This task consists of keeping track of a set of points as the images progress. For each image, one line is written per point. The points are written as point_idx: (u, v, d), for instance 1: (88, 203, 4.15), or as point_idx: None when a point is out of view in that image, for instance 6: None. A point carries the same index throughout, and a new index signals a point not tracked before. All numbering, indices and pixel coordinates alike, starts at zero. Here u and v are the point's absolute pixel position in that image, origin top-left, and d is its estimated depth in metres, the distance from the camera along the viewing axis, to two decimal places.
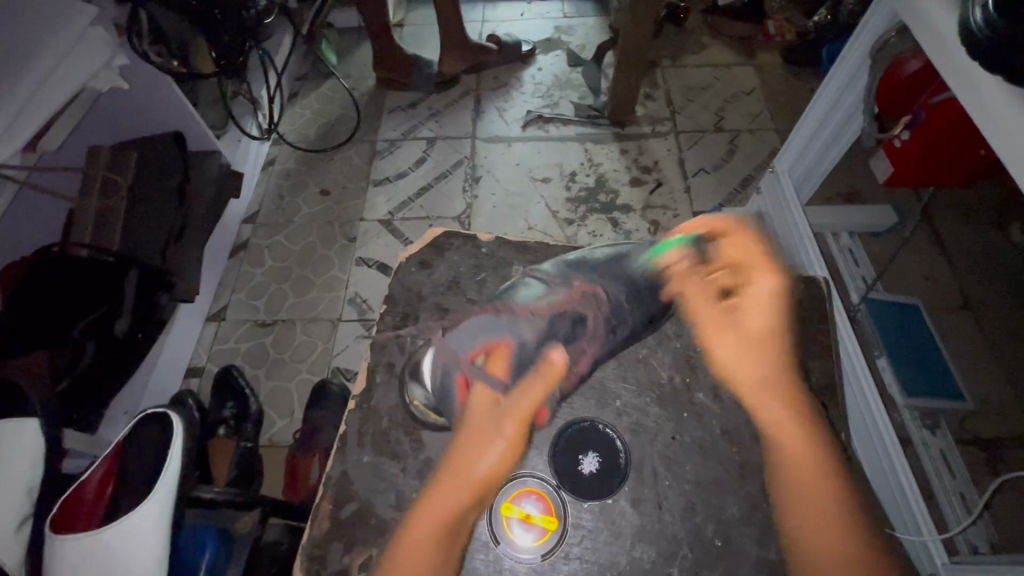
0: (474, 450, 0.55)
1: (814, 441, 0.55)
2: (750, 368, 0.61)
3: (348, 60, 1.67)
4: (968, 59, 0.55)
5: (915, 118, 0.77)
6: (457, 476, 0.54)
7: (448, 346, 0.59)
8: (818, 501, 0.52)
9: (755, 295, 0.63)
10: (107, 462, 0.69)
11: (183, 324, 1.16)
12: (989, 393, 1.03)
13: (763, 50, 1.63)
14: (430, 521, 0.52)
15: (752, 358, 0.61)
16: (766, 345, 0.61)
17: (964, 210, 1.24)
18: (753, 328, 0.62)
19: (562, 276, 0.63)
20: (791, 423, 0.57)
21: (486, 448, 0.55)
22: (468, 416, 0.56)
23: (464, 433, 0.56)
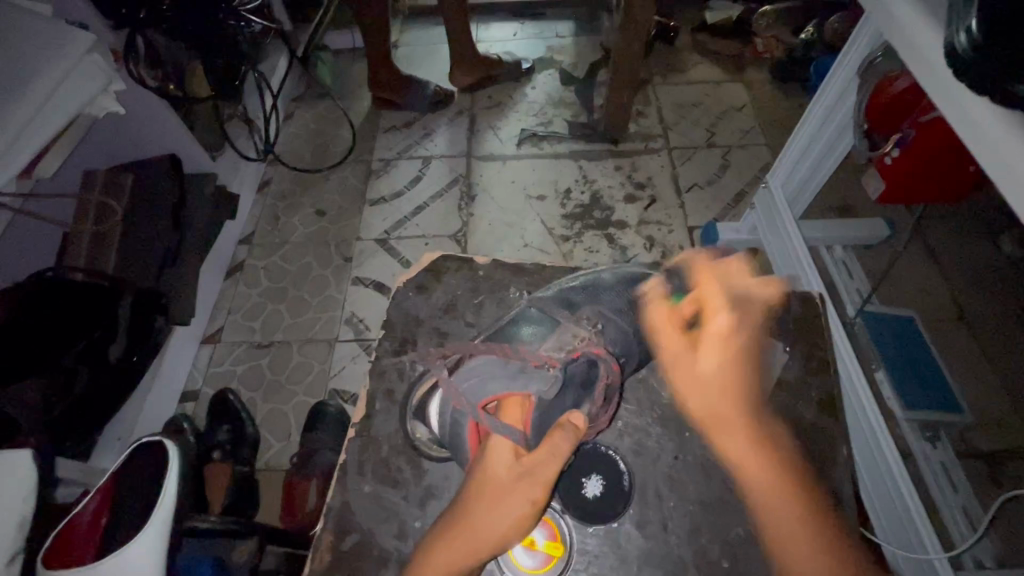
0: (480, 509, 0.46)
1: (785, 466, 0.51)
2: (711, 406, 0.54)
3: (342, 80, 1.69)
4: (951, 81, 0.56)
5: (904, 137, 0.80)
6: (463, 541, 0.45)
7: (457, 391, 0.51)
8: (798, 525, 0.48)
9: (721, 327, 0.56)
10: (101, 493, 0.68)
11: (178, 347, 1.15)
12: (987, 404, 1.04)
13: (751, 67, 1.67)
14: None
15: (713, 393, 0.54)
16: (729, 378, 0.55)
17: (954, 221, 1.26)
18: (712, 363, 0.55)
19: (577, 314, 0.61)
20: (757, 452, 0.52)
21: (501, 508, 0.45)
22: (479, 470, 0.48)
23: (473, 493, 0.47)
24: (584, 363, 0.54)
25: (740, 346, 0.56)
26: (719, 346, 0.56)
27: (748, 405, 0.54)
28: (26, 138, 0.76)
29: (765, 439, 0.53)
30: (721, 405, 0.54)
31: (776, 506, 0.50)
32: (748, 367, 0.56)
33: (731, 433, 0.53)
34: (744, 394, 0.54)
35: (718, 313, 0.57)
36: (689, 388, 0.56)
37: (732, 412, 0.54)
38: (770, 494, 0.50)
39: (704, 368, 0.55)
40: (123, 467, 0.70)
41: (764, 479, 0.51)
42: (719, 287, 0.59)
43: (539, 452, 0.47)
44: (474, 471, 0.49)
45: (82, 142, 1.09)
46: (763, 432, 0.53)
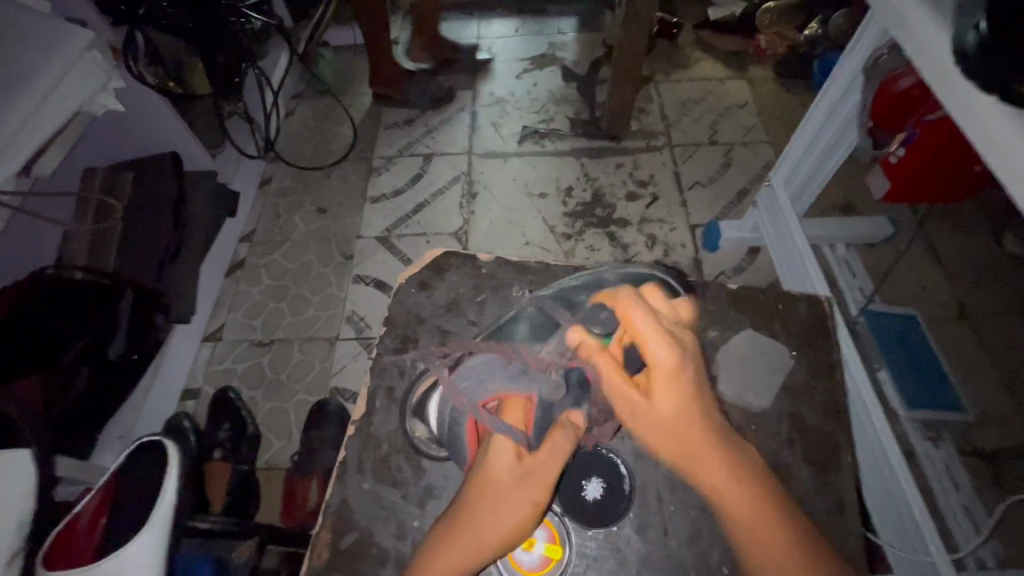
0: (482, 511, 0.46)
1: (767, 498, 0.47)
2: (674, 436, 0.49)
3: (344, 76, 1.68)
4: (958, 80, 0.56)
5: (909, 136, 0.79)
6: (466, 542, 0.46)
7: (459, 392, 0.53)
8: (781, 559, 0.44)
9: (658, 349, 0.51)
10: (100, 494, 0.68)
11: (178, 345, 1.15)
12: (990, 405, 1.03)
13: (755, 64, 1.65)
14: None
15: (674, 425, 0.49)
16: (688, 402, 0.50)
17: (959, 220, 1.25)
18: (668, 406, 0.49)
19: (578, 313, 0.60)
20: (735, 480, 0.47)
21: (502, 509, 0.46)
22: (479, 469, 0.49)
23: (474, 492, 0.48)
24: (587, 371, 0.53)
25: (690, 370, 0.51)
26: (665, 375, 0.50)
27: (709, 433, 0.49)
28: (23, 136, 0.76)
29: (744, 468, 0.48)
30: (682, 431, 0.48)
31: (758, 541, 0.45)
32: (701, 391, 0.51)
33: (699, 464, 0.48)
34: (704, 417, 0.49)
35: (638, 314, 0.52)
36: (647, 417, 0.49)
37: (701, 443, 0.48)
38: (751, 532, 0.45)
39: (659, 392, 0.50)
40: (123, 466, 0.70)
41: (743, 511, 0.46)
42: (638, 307, 0.53)
43: (543, 453, 0.49)
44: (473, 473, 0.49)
45: (81, 140, 1.09)
46: (737, 457, 0.48)
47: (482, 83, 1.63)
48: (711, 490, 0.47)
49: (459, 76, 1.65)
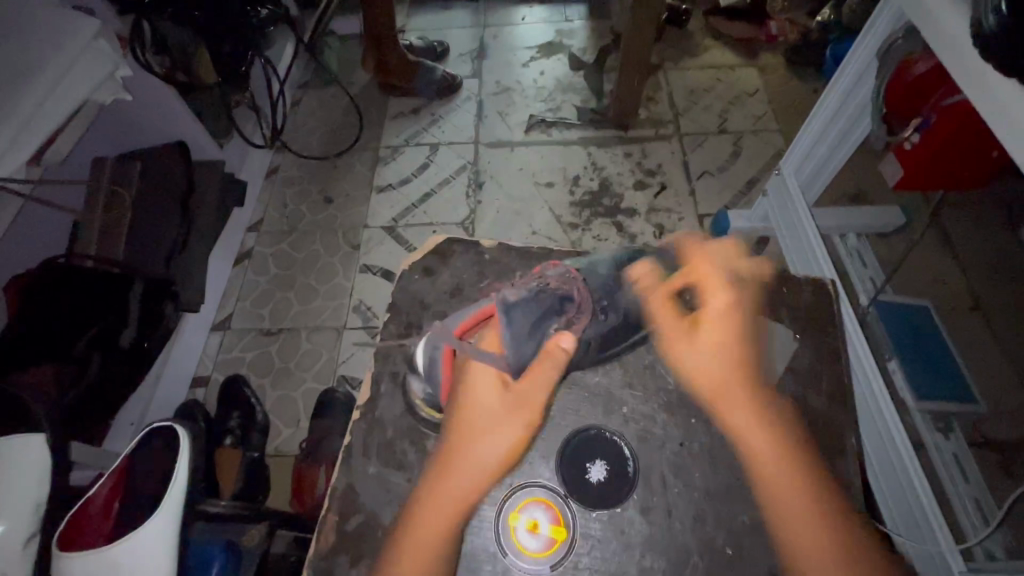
0: (478, 442, 0.55)
1: (784, 440, 0.56)
2: (721, 379, 0.58)
3: (349, 66, 1.67)
4: (978, 62, 0.54)
5: (925, 121, 0.77)
6: (468, 468, 0.54)
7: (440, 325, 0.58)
8: (790, 492, 0.53)
9: (721, 304, 0.61)
10: (114, 477, 0.69)
11: (188, 332, 1.16)
12: (1000, 396, 1.02)
13: (766, 51, 1.62)
14: (445, 514, 0.53)
15: (723, 369, 0.58)
16: (734, 355, 0.59)
17: (972, 211, 1.23)
18: (709, 343, 0.59)
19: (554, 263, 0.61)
20: (756, 417, 0.56)
21: (496, 427, 0.55)
22: (462, 387, 0.56)
23: (462, 408, 0.56)
24: (557, 293, 0.57)
25: (740, 320, 0.61)
26: (721, 319, 0.60)
27: (751, 384, 0.58)
28: (34, 125, 0.77)
29: (769, 408, 0.57)
30: (726, 378, 0.58)
31: (774, 472, 0.54)
32: (750, 345, 0.60)
33: (734, 408, 0.57)
34: (749, 367, 0.58)
35: (719, 292, 0.61)
36: (700, 364, 0.59)
37: (739, 385, 0.58)
38: (768, 464, 0.55)
39: (703, 353, 0.59)
40: (136, 453, 0.70)
41: (766, 450, 0.55)
42: (717, 268, 0.63)
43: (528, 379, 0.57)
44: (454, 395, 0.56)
45: (90, 128, 1.09)
46: (768, 404, 0.58)
47: (489, 72, 1.61)
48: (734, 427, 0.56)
49: (466, 65, 1.64)
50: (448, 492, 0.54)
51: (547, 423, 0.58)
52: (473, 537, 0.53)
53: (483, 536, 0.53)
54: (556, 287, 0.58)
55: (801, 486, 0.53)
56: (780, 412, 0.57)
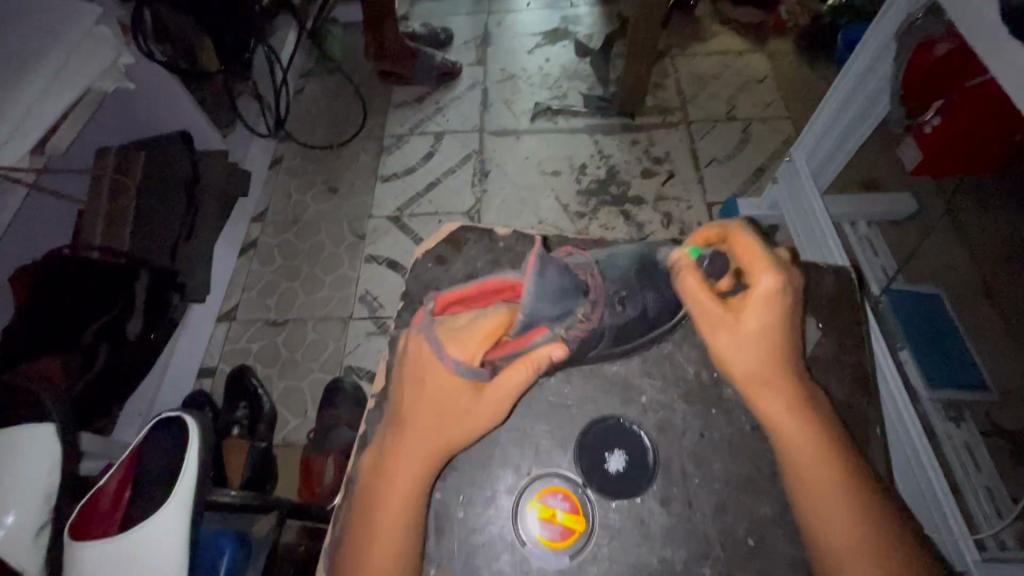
0: (423, 423, 0.49)
1: (820, 431, 0.50)
2: (752, 370, 0.51)
3: (352, 53, 1.65)
4: (1007, 42, 0.53)
5: (946, 102, 0.77)
6: (416, 452, 0.49)
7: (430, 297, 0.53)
8: (833, 495, 0.48)
9: (766, 289, 0.51)
10: (124, 469, 0.69)
11: (195, 323, 1.15)
12: (1014, 385, 1.01)
13: (775, 37, 1.59)
14: (393, 499, 0.48)
15: (756, 359, 0.51)
16: (771, 342, 0.51)
17: (986, 198, 1.21)
18: (755, 329, 0.51)
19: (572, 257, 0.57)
20: (798, 416, 0.50)
21: (430, 406, 0.49)
22: (433, 361, 0.50)
23: (428, 385, 0.49)
24: (571, 284, 0.53)
25: (784, 309, 0.51)
26: (764, 305, 0.51)
27: (783, 371, 0.51)
28: (36, 115, 0.76)
29: (809, 403, 0.51)
30: (759, 368, 0.51)
31: (804, 462, 0.49)
32: (788, 333, 0.52)
33: (766, 397, 0.51)
34: (780, 357, 0.51)
35: (765, 273, 0.52)
36: (733, 353, 0.52)
37: (773, 375, 0.51)
38: (798, 454, 0.49)
39: (737, 340, 0.52)
40: (146, 440, 0.71)
41: (799, 440, 0.50)
42: (761, 251, 0.53)
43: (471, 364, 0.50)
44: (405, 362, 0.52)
45: (93, 118, 1.08)
46: (801, 395, 0.51)
47: (493, 59, 1.59)
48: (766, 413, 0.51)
49: (470, 52, 1.62)
50: (401, 481, 0.48)
51: (563, 412, 0.57)
52: (491, 526, 0.52)
53: (500, 526, 0.52)
54: (570, 279, 0.53)
55: (832, 481, 0.48)
56: (814, 402, 0.51)
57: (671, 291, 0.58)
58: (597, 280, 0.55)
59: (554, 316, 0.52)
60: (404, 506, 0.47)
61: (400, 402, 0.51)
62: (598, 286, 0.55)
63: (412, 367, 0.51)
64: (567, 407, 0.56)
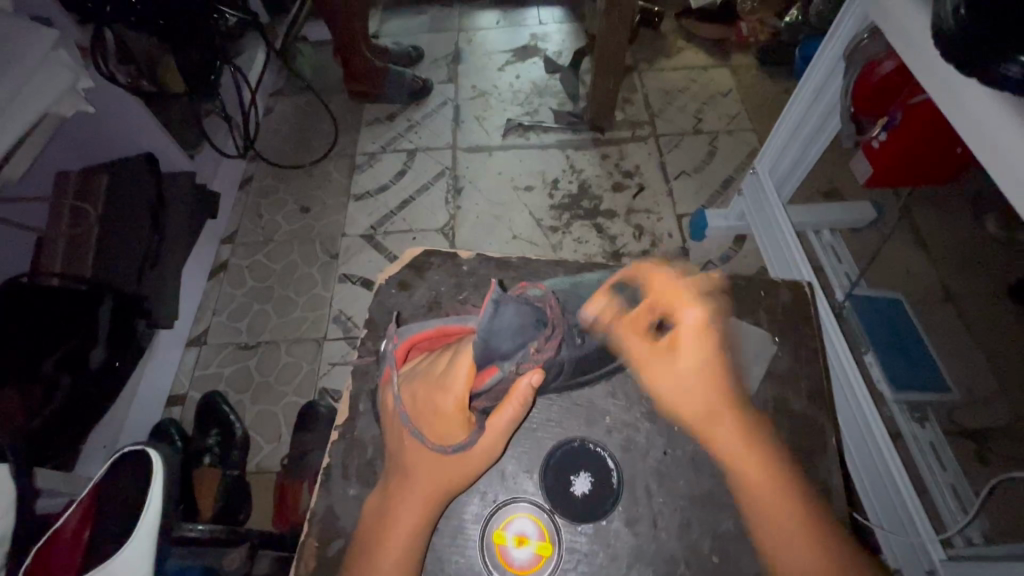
0: (425, 464, 0.48)
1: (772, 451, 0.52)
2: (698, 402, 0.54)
3: (322, 72, 1.65)
4: (941, 65, 0.56)
5: (892, 119, 0.81)
6: (418, 492, 0.48)
7: (391, 350, 0.54)
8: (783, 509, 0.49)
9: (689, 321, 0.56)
10: (82, 509, 0.66)
11: (163, 350, 1.13)
12: (973, 385, 1.05)
13: (737, 51, 1.65)
14: (393, 546, 0.46)
15: (697, 398, 0.54)
16: (707, 378, 0.54)
17: (940, 204, 1.26)
18: (689, 363, 0.54)
19: (525, 287, 0.55)
20: (743, 439, 0.52)
21: (426, 450, 0.48)
22: (409, 400, 0.50)
23: (410, 425, 0.49)
24: (528, 319, 0.51)
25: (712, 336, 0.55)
26: (691, 333, 0.55)
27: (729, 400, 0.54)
28: None
29: (748, 424, 0.53)
30: (698, 394, 0.54)
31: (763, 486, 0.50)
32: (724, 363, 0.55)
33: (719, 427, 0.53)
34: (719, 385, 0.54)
35: (686, 306, 0.56)
36: (676, 388, 0.55)
37: (716, 400, 0.54)
38: (755, 476, 0.51)
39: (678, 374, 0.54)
40: (108, 479, 0.68)
41: (746, 464, 0.51)
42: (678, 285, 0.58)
43: (455, 412, 0.48)
44: (390, 418, 0.51)
45: (51, 142, 1.05)
46: (747, 419, 0.53)
47: (464, 77, 1.61)
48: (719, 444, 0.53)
49: (441, 70, 1.63)
50: (404, 519, 0.47)
51: (529, 435, 0.57)
52: (457, 557, 0.52)
53: (468, 555, 0.52)
54: (526, 313, 0.51)
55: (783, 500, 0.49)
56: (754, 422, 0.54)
57: None
58: (554, 306, 0.53)
59: (509, 351, 0.50)
60: (406, 544, 0.46)
61: (395, 444, 0.50)
62: (558, 314, 0.53)
63: (390, 410, 0.51)
64: (532, 430, 0.56)
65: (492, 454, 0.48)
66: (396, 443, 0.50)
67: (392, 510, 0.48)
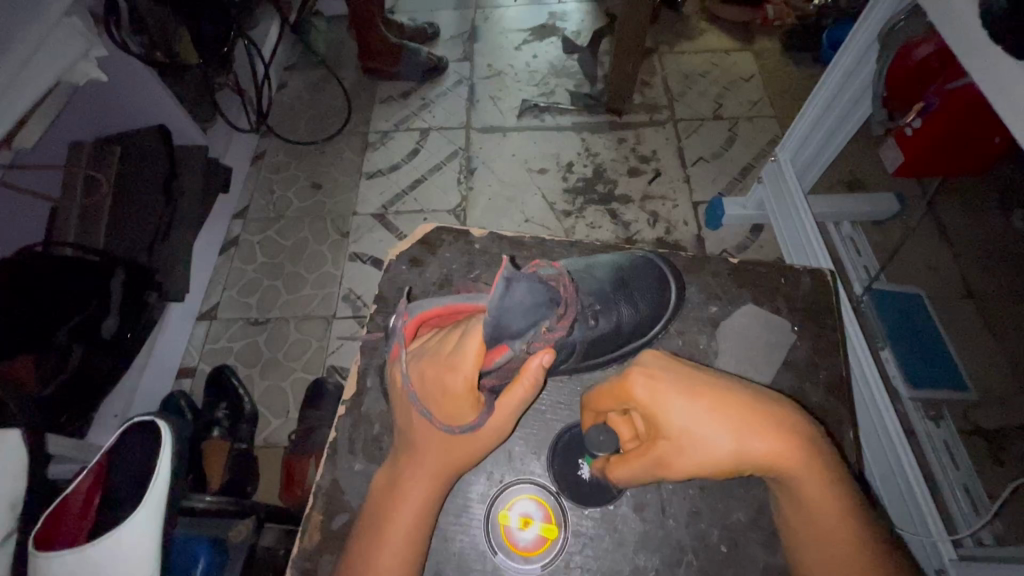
0: (435, 443, 0.48)
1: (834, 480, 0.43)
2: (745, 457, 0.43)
3: (336, 47, 1.62)
4: (987, 44, 0.53)
5: (928, 105, 0.76)
6: (426, 472, 0.47)
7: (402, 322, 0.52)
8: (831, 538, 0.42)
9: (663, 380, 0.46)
10: (94, 472, 0.66)
11: (174, 322, 1.13)
12: (992, 384, 1.02)
13: (761, 35, 1.60)
14: (400, 525, 0.46)
15: (725, 453, 0.43)
16: (730, 425, 0.43)
17: (967, 199, 1.22)
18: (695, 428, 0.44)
19: (537, 265, 0.53)
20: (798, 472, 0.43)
21: (436, 430, 0.48)
22: (417, 379, 0.49)
23: (419, 405, 0.48)
24: (543, 298, 0.49)
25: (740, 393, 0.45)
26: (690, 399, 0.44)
27: (776, 423, 0.44)
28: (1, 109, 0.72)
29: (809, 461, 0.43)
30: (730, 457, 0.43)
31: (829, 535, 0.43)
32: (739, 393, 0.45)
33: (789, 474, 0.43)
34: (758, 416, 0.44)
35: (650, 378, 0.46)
36: (697, 437, 0.43)
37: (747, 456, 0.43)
38: (827, 527, 0.43)
39: (679, 422, 0.44)
40: (115, 444, 0.68)
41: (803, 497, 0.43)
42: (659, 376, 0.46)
43: (461, 391, 0.46)
44: (399, 394, 0.50)
45: (64, 110, 1.04)
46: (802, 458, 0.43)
47: (480, 55, 1.57)
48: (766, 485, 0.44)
49: (456, 47, 1.60)
50: (411, 497, 0.47)
51: (538, 417, 0.56)
52: (462, 536, 0.51)
53: (473, 533, 0.51)
54: (541, 291, 0.50)
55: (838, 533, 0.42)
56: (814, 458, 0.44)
57: (646, 305, 0.58)
58: (569, 286, 0.52)
59: (521, 330, 0.48)
60: (412, 522, 0.46)
61: (403, 422, 0.50)
62: (571, 293, 0.52)
63: (399, 388, 0.50)
64: (542, 412, 0.55)
65: (502, 432, 0.48)
66: (405, 420, 0.49)
67: (400, 489, 0.47)
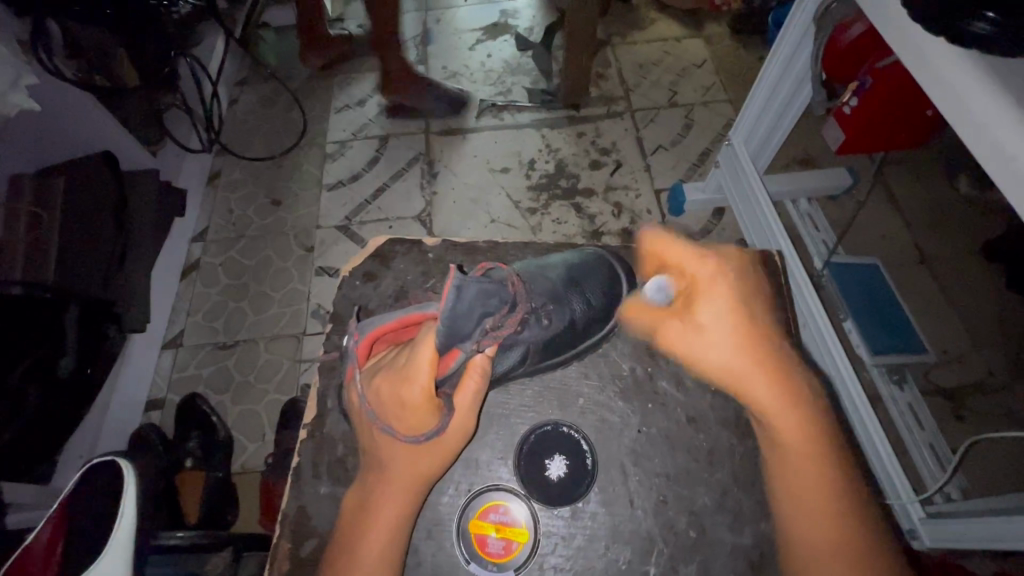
0: (401, 459, 0.47)
1: (816, 422, 0.48)
2: (734, 363, 0.50)
3: (286, 59, 1.59)
4: (905, 20, 0.55)
5: (862, 84, 0.80)
6: (396, 490, 0.47)
7: (356, 341, 0.52)
8: (815, 475, 0.47)
9: (705, 275, 0.53)
10: (53, 520, 0.65)
11: (135, 356, 1.10)
12: (948, 344, 1.06)
13: (710, 21, 1.62)
14: (377, 545, 0.45)
15: (728, 351, 0.50)
16: (741, 332, 0.51)
17: (914, 168, 1.26)
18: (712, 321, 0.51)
19: (485, 269, 0.54)
20: (782, 394, 0.49)
21: (398, 444, 0.47)
22: (374, 398, 0.48)
23: (379, 423, 0.47)
24: (494, 298, 0.49)
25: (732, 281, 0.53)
26: (713, 298, 0.52)
27: (773, 349, 0.51)
28: None
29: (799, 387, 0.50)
30: (734, 363, 0.50)
31: (802, 462, 0.48)
32: (755, 309, 0.52)
33: (761, 394, 0.49)
34: (764, 336, 0.51)
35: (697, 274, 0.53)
36: (707, 338, 0.51)
37: (752, 369, 0.50)
38: (805, 468, 0.47)
39: (706, 317, 0.51)
40: (77, 488, 0.66)
41: (786, 426, 0.49)
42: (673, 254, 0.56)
43: (418, 397, 0.46)
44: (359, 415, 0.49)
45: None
46: (799, 384, 0.50)
47: (434, 58, 1.56)
48: (758, 403, 0.50)
49: (409, 51, 1.58)
50: (385, 515, 0.46)
51: (503, 422, 0.56)
52: (435, 548, 0.51)
53: (445, 545, 0.51)
54: (491, 292, 0.49)
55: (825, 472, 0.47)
56: (807, 390, 0.50)
57: (599, 300, 0.58)
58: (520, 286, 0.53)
59: (470, 333, 0.48)
60: (387, 539, 0.46)
61: (368, 441, 0.49)
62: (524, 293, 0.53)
63: (358, 409, 0.49)
64: (506, 417, 0.56)
65: (469, 432, 0.49)
66: (369, 440, 0.49)
67: (371, 511, 0.46)
